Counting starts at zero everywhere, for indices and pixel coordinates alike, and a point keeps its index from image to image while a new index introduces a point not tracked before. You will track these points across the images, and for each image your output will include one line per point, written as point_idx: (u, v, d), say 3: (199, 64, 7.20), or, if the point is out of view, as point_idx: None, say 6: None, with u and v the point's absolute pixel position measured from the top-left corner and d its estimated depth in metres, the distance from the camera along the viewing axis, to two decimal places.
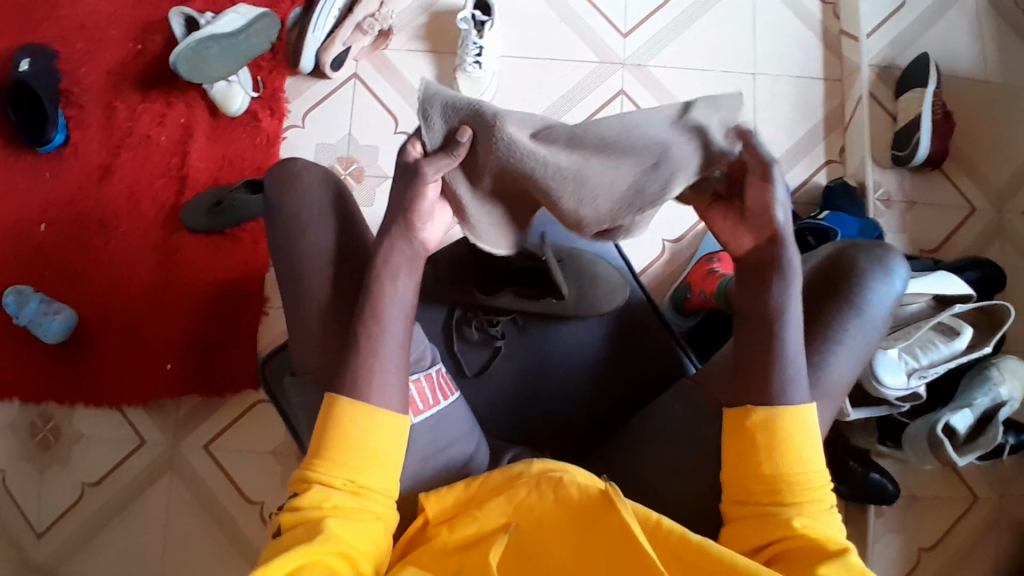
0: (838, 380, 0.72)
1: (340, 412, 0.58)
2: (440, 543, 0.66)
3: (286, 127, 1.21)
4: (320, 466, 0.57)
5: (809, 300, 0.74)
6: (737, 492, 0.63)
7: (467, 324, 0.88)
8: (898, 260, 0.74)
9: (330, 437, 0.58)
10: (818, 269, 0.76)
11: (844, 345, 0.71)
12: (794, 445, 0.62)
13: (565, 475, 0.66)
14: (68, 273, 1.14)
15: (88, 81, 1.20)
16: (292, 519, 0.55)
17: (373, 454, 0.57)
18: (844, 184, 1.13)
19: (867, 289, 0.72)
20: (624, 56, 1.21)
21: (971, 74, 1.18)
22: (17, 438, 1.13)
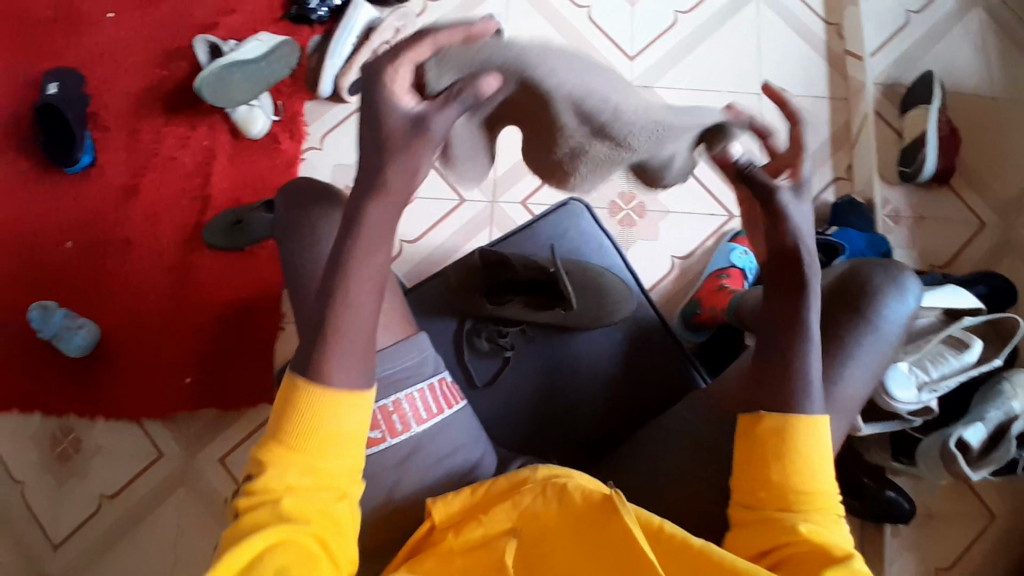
0: (850, 396, 0.72)
1: (298, 392, 0.55)
2: (445, 547, 0.66)
3: (305, 148, 1.25)
4: (275, 450, 0.54)
5: (821, 315, 0.75)
6: (744, 496, 0.63)
7: (477, 335, 0.89)
8: (911, 280, 0.75)
9: (288, 417, 0.55)
10: (831, 286, 0.77)
11: (857, 361, 0.72)
12: (807, 455, 0.61)
13: (569, 480, 0.68)
14: (89, 289, 1.18)
15: (114, 105, 1.25)
16: (245, 503, 0.54)
17: (328, 441, 0.54)
18: (851, 200, 1.14)
19: (881, 305, 0.74)
20: (632, 78, 1.24)
21: (976, 91, 1.20)
22: (36, 451, 1.15)
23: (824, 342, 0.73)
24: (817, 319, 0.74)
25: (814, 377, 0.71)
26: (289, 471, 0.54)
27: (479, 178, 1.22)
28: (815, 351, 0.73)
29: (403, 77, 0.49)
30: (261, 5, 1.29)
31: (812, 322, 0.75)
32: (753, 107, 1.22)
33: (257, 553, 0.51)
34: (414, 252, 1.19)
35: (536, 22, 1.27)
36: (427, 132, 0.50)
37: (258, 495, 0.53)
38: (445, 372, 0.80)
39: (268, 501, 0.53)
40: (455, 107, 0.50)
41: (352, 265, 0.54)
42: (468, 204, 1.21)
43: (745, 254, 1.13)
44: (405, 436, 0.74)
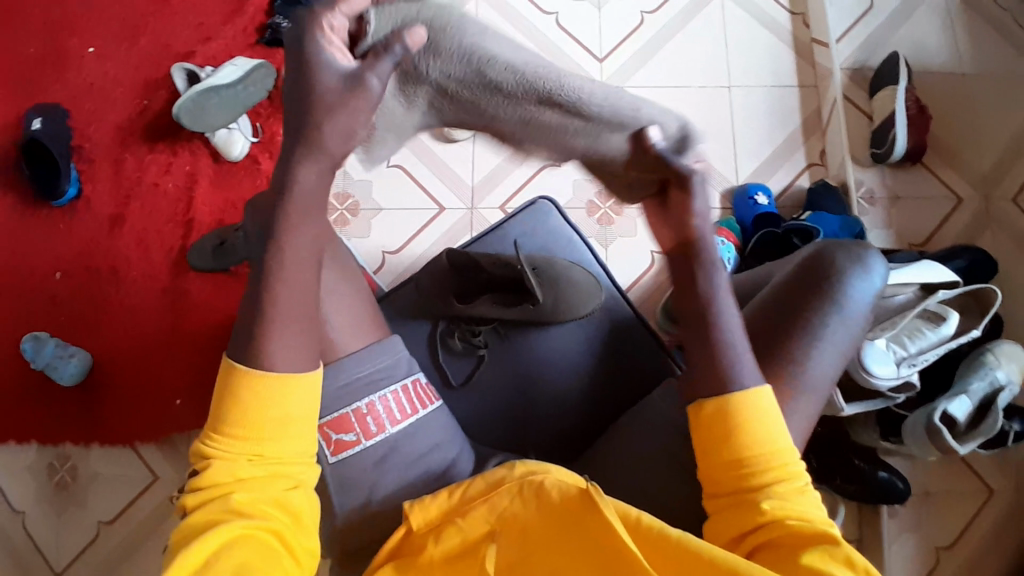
0: (818, 377, 0.69)
1: (244, 380, 0.55)
2: (425, 557, 0.67)
3: (285, 168, 1.27)
4: (223, 442, 0.54)
5: (785, 298, 0.73)
6: (711, 486, 0.63)
7: (451, 335, 0.90)
8: (875, 259, 0.74)
9: (234, 408, 0.55)
10: (797, 268, 0.75)
11: (824, 343, 0.70)
12: (755, 430, 0.61)
13: (545, 477, 0.69)
14: (80, 317, 1.20)
15: (97, 137, 1.28)
16: (194, 501, 0.54)
17: (273, 424, 0.55)
18: (825, 184, 1.15)
19: (847, 286, 0.72)
20: (601, 80, 1.26)
21: (944, 69, 1.20)
22: (36, 480, 1.17)
23: (789, 321, 0.71)
24: (783, 300, 0.73)
25: (780, 357, 0.69)
26: (235, 462, 0.54)
27: (458, 186, 1.24)
28: (781, 333, 0.70)
29: (335, 32, 0.50)
30: (236, 32, 1.32)
31: (777, 305, 0.73)
32: (724, 99, 1.23)
33: (219, 546, 0.51)
34: (397, 262, 1.20)
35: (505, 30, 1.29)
36: (364, 87, 0.50)
37: (207, 491, 0.54)
38: (419, 372, 0.80)
39: (219, 495, 0.54)
40: (387, 61, 0.50)
41: (302, 263, 0.56)
42: (448, 213, 1.23)
43: (722, 243, 1.10)
44: (382, 437, 0.75)
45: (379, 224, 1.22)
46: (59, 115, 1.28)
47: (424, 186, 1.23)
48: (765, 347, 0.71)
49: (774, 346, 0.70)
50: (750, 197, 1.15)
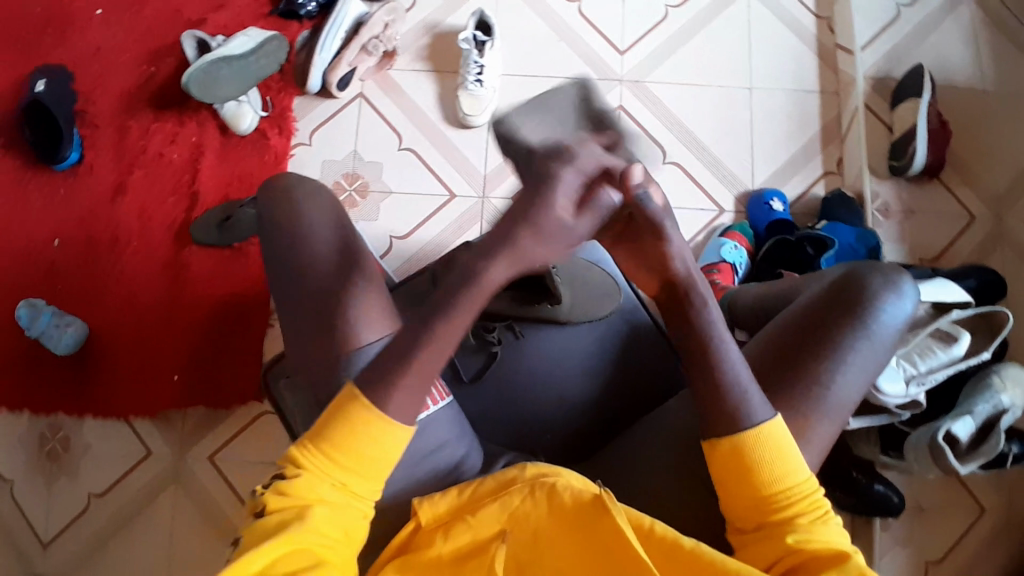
0: (843, 399, 0.71)
1: (351, 413, 0.55)
2: (432, 554, 0.66)
3: (294, 145, 1.24)
4: (313, 460, 0.55)
5: (814, 317, 0.74)
6: (736, 521, 0.65)
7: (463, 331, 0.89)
8: (908, 282, 0.75)
9: (333, 435, 0.55)
10: (830, 285, 0.77)
11: (852, 365, 0.72)
12: (774, 466, 0.62)
13: (558, 480, 0.68)
14: (78, 287, 1.18)
15: (103, 102, 1.25)
16: (273, 503, 0.55)
17: (371, 460, 0.55)
18: (842, 195, 1.14)
19: (878, 308, 0.73)
20: (622, 73, 1.24)
21: (967, 85, 1.20)
22: (26, 450, 1.15)
23: (820, 344, 0.72)
24: (815, 319, 0.74)
25: (807, 379, 0.71)
26: (321, 480, 0.55)
27: (469, 173, 1.22)
28: (809, 352, 0.72)
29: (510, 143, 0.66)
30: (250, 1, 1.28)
31: (807, 322, 0.74)
32: (744, 100, 1.22)
33: (282, 554, 0.52)
34: (405, 247, 1.18)
35: (525, 18, 1.28)
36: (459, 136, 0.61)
37: (286, 499, 0.55)
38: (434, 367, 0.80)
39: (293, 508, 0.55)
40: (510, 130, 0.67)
41: None
42: (458, 200, 1.20)
43: (736, 248, 1.11)
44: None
45: (389, 208, 1.20)
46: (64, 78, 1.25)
47: (436, 171, 1.22)
48: (791, 364, 0.72)
49: (802, 369, 0.72)
50: (766, 203, 1.15)
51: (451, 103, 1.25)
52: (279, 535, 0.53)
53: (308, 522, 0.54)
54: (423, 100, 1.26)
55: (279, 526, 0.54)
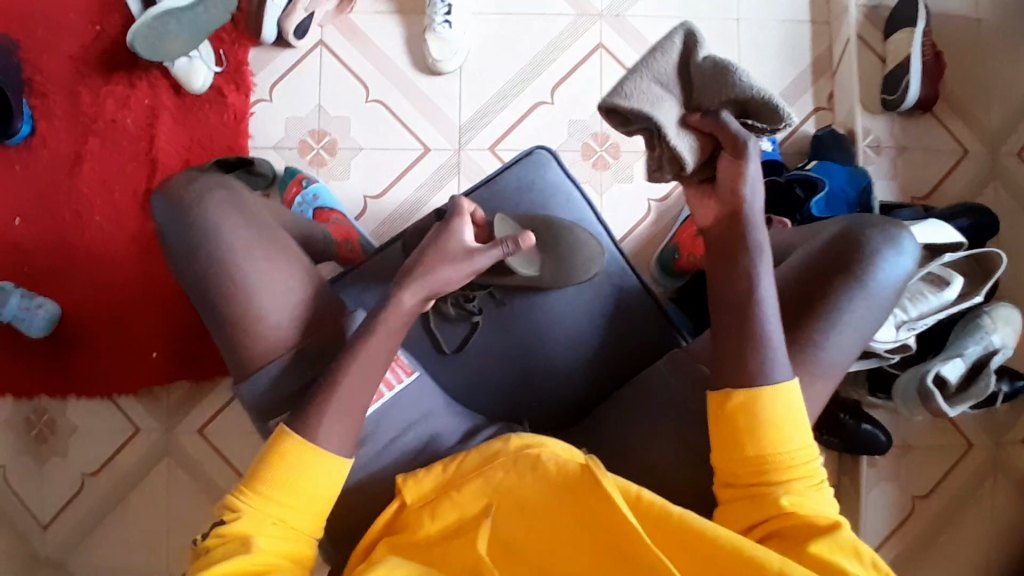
0: (838, 364, 0.70)
1: (283, 443, 0.58)
2: (420, 533, 0.63)
3: (254, 101, 1.16)
4: (249, 496, 0.57)
5: (810, 277, 0.72)
6: (726, 475, 0.64)
7: (445, 303, 0.85)
8: (909, 237, 0.73)
9: (267, 469, 0.58)
10: (827, 243, 0.74)
11: (847, 325, 0.70)
12: (775, 423, 0.62)
13: (542, 451, 0.65)
14: (45, 266, 1.14)
15: (49, 67, 1.17)
16: (214, 544, 0.55)
17: (306, 484, 0.58)
18: (832, 132, 1.09)
19: (877, 265, 0.71)
20: (602, 7, 1.18)
21: (964, 9, 1.13)
22: (13, 434, 1.14)
23: (815, 305, 0.70)
24: (809, 281, 0.72)
25: (801, 344, 0.69)
26: (264, 514, 0.56)
27: (444, 124, 1.15)
28: (806, 314, 0.70)
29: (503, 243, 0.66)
30: None
31: (805, 283, 0.72)
32: (731, 35, 1.16)
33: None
34: (380, 208, 1.13)
35: None
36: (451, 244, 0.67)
37: (226, 536, 0.55)
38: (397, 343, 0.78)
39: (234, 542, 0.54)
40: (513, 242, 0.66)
41: None
42: (433, 153, 1.15)
43: None
44: (381, 401, 0.74)
45: (361, 165, 1.14)
46: (6, 44, 1.17)
47: (407, 123, 1.15)
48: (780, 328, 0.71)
49: (794, 336, 0.70)
50: None
51: (419, 48, 1.17)
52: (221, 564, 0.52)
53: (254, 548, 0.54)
54: (390, 46, 1.17)
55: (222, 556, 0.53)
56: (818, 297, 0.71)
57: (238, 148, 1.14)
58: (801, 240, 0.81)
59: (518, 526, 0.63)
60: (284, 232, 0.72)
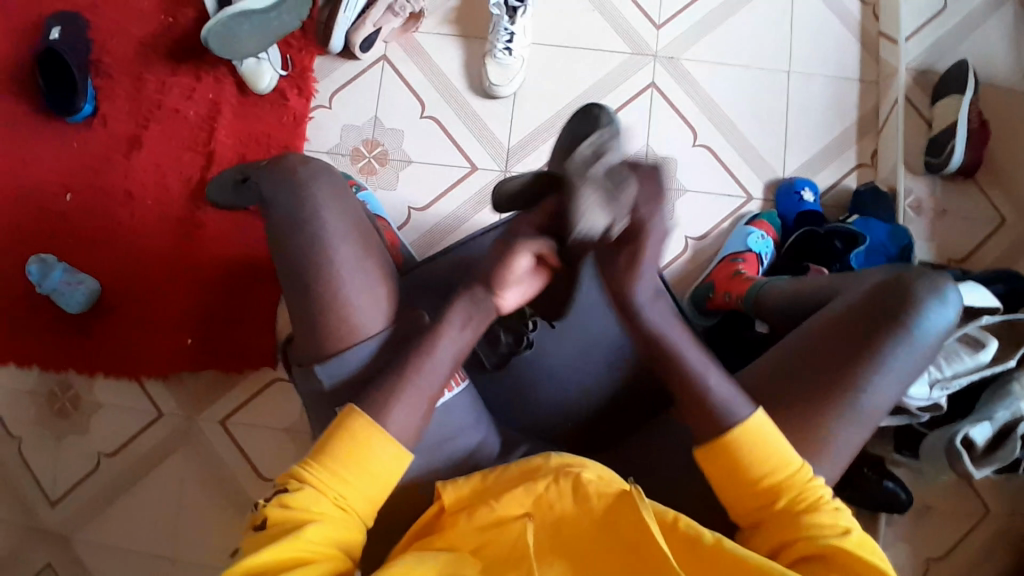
0: (875, 408, 0.71)
1: (352, 427, 0.63)
2: (460, 534, 0.63)
3: (313, 107, 1.20)
4: (316, 472, 0.61)
5: (855, 324, 0.73)
6: (740, 507, 0.64)
7: (500, 327, 0.86)
8: (954, 291, 0.74)
9: (337, 449, 0.62)
10: (872, 290, 0.75)
11: (889, 371, 0.71)
12: (765, 458, 0.63)
13: (582, 471, 0.65)
14: (89, 243, 1.17)
15: (118, 52, 1.22)
16: (278, 515, 0.58)
17: (371, 471, 0.62)
18: (874, 188, 1.12)
19: (921, 316, 0.72)
20: (656, 49, 1.21)
21: (1013, 80, 1.16)
22: (37, 405, 1.15)
23: (855, 349, 0.71)
24: (850, 325, 0.73)
25: (841, 385, 0.70)
26: (331, 492, 0.60)
27: (493, 146, 1.18)
28: (847, 356, 0.71)
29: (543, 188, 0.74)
30: None
31: (848, 326, 0.73)
32: (779, 85, 1.19)
33: (284, 557, 0.55)
34: (423, 220, 1.16)
35: None
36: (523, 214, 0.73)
37: (292, 510, 0.58)
38: None
39: (300, 517, 0.58)
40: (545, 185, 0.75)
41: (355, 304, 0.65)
42: (480, 173, 1.17)
43: (763, 238, 1.10)
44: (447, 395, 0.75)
45: (409, 177, 1.17)
46: (79, 24, 1.22)
47: (458, 142, 1.18)
48: (820, 370, 0.72)
49: (833, 379, 0.71)
50: (795, 191, 1.13)
51: (477, 71, 1.21)
52: (282, 543, 0.55)
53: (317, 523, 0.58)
54: (449, 66, 1.21)
55: (279, 534, 0.56)
56: (861, 341, 0.72)
57: (292, 149, 1.18)
58: (841, 285, 0.81)
59: (557, 543, 0.63)
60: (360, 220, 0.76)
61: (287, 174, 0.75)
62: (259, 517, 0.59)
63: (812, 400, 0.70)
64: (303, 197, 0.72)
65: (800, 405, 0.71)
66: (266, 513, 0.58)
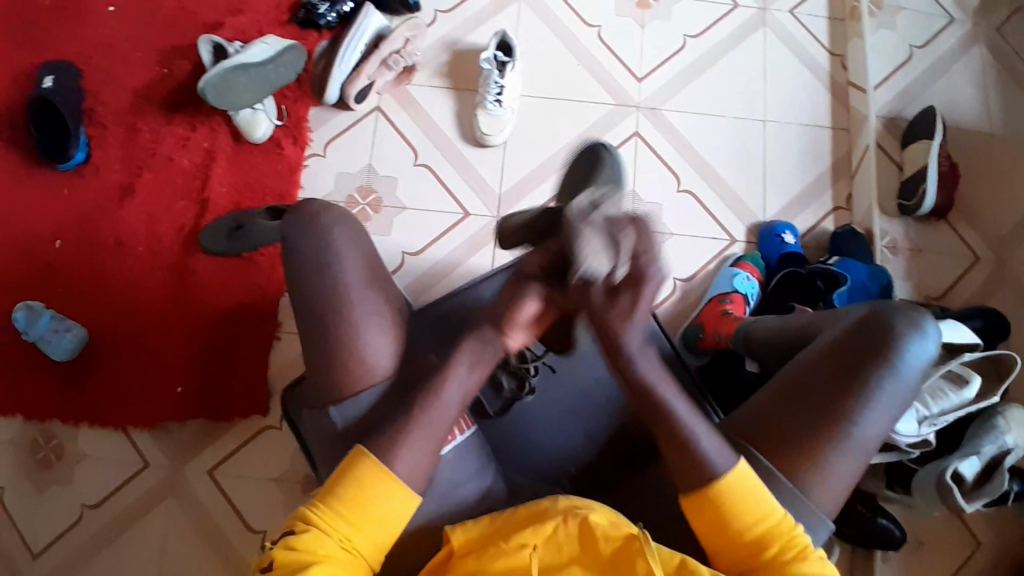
0: (865, 439, 0.73)
1: (358, 469, 0.65)
2: None
3: (308, 155, 1.23)
4: (321, 513, 0.63)
5: (842, 358, 0.75)
6: (728, 558, 0.66)
7: (502, 371, 0.93)
8: (931, 323, 0.77)
9: (343, 490, 0.64)
10: (854, 325, 0.78)
11: (878, 404, 0.73)
12: (747, 505, 0.65)
13: (590, 513, 0.65)
14: (77, 290, 1.16)
15: (112, 101, 1.24)
16: (284, 556, 0.61)
17: (377, 513, 0.64)
18: (852, 230, 1.16)
19: (903, 350, 0.74)
20: (639, 99, 1.27)
21: (975, 125, 1.23)
22: (19, 455, 1.12)
23: (844, 385, 0.74)
24: (837, 361, 0.75)
25: (834, 421, 0.73)
26: (336, 533, 0.62)
27: (485, 193, 1.21)
28: (836, 391, 0.74)
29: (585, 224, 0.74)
30: (269, 8, 1.27)
31: (834, 360, 0.75)
32: (758, 133, 1.25)
33: None
34: (417, 265, 1.18)
35: (542, 39, 1.30)
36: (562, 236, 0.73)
37: (297, 551, 0.61)
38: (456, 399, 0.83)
39: (304, 558, 0.60)
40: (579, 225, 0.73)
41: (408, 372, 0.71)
42: (472, 219, 1.20)
43: (748, 279, 1.13)
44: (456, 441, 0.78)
45: (402, 223, 1.19)
46: (72, 72, 1.23)
47: (450, 189, 1.21)
48: (813, 407, 0.74)
49: (825, 416, 0.73)
50: (777, 235, 1.17)
51: (468, 121, 1.25)
52: None
53: (320, 562, 0.60)
54: (441, 117, 1.25)
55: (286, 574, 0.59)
56: (850, 376, 0.74)
57: (286, 196, 1.19)
58: (825, 321, 0.84)
59: None
60: (365, 266, 0.79)
61: (301, 225, 0.78)
62: (267, 558, 0.62)
63: (807, 439, 0.73)
64: (319, 253, 0.77)
65: (796, 441, 0.73)
66: (273, 555, 0.61)
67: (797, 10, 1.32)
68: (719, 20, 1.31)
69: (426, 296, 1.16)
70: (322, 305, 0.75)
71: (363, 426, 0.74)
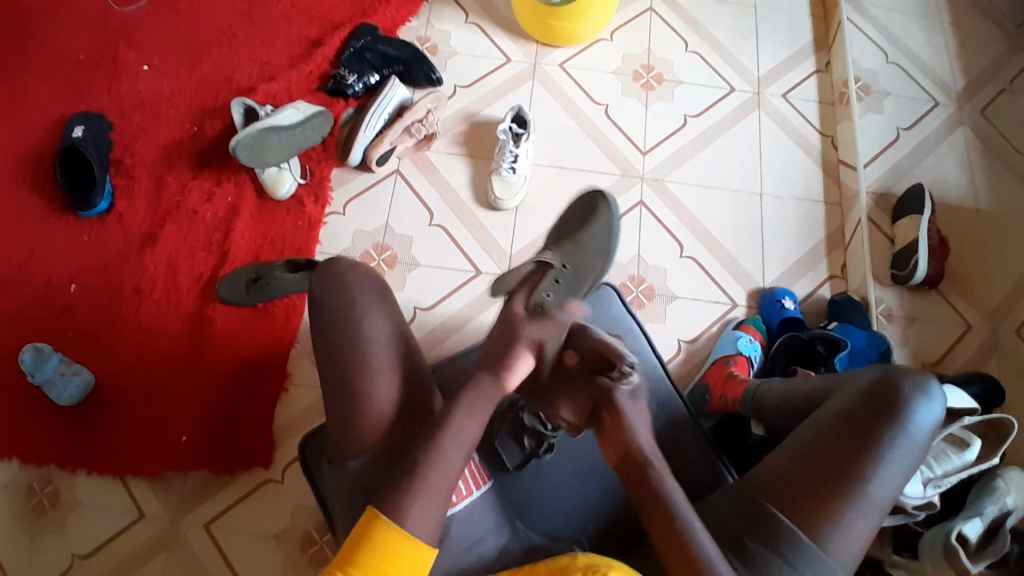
0: (880, 499, 0.75)
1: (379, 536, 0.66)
2: None
3: (328, 213, 1.28)
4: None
5: (854, 418, 0.78)
6: None
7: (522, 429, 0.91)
8: (936, 386, 0.79)
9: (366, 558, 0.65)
10: (864, 386, 0.80)
11: (890, 464, 0.75)
12: None
13: (610, 569, 0.64)
14: (90, 334, 1.17)
15: (141, 155, 1.30)
16: None
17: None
18: (848, 298, 1.22)
19: (912, 412, 0.77)
20: (644, 170, 1.34)
21: (962, 201, 1.31)
22: (13, 501, 1.09)
23: (857, 444, 0.76)
24: (849, 421, 0.78)
25: (849, 479, 0.74)
26: None
27: (496, 253, 1.26)
28: (853, 450, 0.75)
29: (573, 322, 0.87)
30: (300, 75, 1.36)
31: (849, 421, 0.78)
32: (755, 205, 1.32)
33: None
34: (429, 319, 1.21)
35: (557, 111, 1.38)
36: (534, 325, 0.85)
37: None
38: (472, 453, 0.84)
39: None
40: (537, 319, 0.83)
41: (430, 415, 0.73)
42: (483, 277, 1.24)
43: (751, 342, 1.16)
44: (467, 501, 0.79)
45: (417, 280, 1.23)
46: (104, 127, 1.29)
47: (464, 249, 1.26)
48: (827, 466, 0.76)
49: (840, 474, 0.75)
50: (777, 301, 1.22)
51: (483, 186, 1.31)
52: None
53: None
54: (457, 182, 1.32)
55: None
56: (862, 436, 0.76)
57: (305, 251, 1.24)
58: (833, 383, 0.87)
59: None
60: (390, 309, 0.82)
61: (333, 276, 0.81)
62: None
63: (823, 496, 0.74)
64: (352, 292, 0.80)
65: (814, 497, 0.75)
66: None
67: (789, 95, 1.43)
68: (718, 101, 1.41)
69: (436, 350, 1.19)
70: (351, 342, 0.78)
71: (382, 469, 0.75)
